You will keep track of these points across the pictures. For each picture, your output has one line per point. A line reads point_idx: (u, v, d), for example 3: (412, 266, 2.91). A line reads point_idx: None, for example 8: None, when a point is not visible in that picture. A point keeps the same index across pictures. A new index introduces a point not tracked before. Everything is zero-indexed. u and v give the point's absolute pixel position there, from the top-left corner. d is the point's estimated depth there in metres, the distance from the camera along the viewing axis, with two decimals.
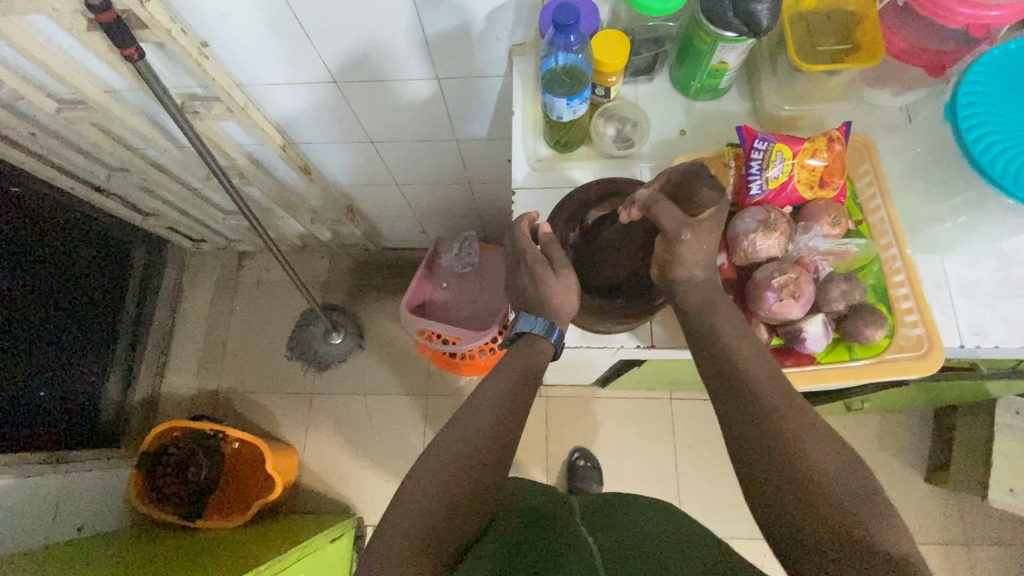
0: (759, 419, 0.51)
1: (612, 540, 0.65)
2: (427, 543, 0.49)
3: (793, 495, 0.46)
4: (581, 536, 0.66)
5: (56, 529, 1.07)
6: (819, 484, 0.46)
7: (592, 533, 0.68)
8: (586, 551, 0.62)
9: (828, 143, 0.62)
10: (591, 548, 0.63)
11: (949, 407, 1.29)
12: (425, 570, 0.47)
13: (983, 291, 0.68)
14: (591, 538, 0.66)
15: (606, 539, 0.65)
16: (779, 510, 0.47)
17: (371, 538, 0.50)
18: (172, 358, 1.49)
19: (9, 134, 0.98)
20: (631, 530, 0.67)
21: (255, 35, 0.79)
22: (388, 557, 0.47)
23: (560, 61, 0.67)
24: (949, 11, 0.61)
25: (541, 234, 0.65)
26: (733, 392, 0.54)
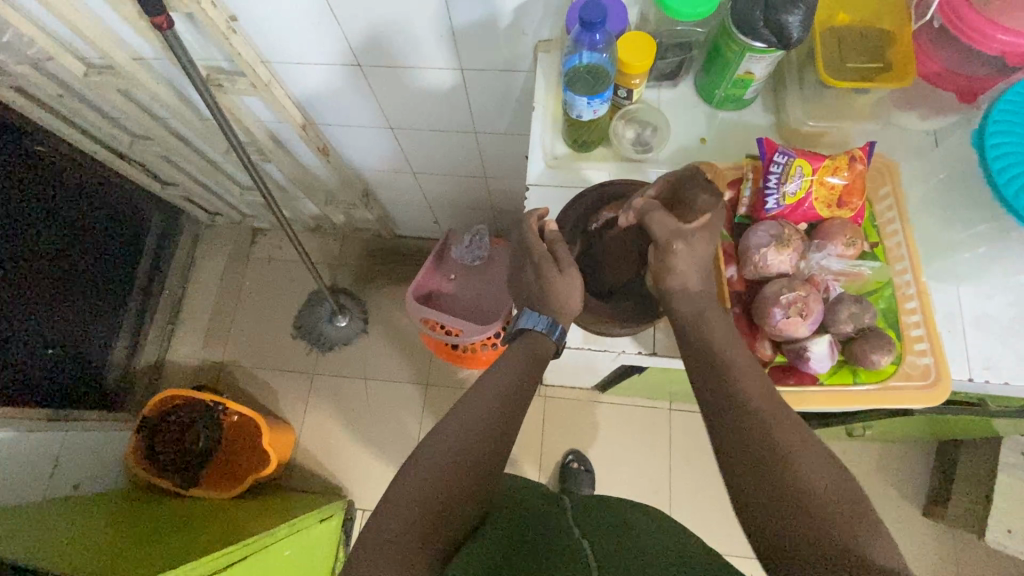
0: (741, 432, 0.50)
1: (602, 540, 0.64)
2: (421, 535, 0.49)
3: (783, 515, 0.45)
4: (570, 535, 0.66)
5: (53, 485, 1.10)
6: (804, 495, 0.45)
7: (582, 531, 0.68)
8: (577, 547, 0.62)
9: (849, 162, 0.61)
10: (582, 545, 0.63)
11: (954, 440, 1.27)
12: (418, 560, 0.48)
13: (997, 325, 0.66)
14: (581, 536, 0.66)
15: (596, 537, 0.65)
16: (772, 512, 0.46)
17: (365, 525, 0.50)
18: (179, 327, 1.51)
19: (37, 94, 1.00)
20: (620, 532, 0.67)
21: (283, 11, 0.79)
22: (381, 547, 0.48)
23: (583, 59, 0.68)
24: (985, 36, 0.59)
25: (548, 231, 0.64)
26: (719, 402, 0.53)
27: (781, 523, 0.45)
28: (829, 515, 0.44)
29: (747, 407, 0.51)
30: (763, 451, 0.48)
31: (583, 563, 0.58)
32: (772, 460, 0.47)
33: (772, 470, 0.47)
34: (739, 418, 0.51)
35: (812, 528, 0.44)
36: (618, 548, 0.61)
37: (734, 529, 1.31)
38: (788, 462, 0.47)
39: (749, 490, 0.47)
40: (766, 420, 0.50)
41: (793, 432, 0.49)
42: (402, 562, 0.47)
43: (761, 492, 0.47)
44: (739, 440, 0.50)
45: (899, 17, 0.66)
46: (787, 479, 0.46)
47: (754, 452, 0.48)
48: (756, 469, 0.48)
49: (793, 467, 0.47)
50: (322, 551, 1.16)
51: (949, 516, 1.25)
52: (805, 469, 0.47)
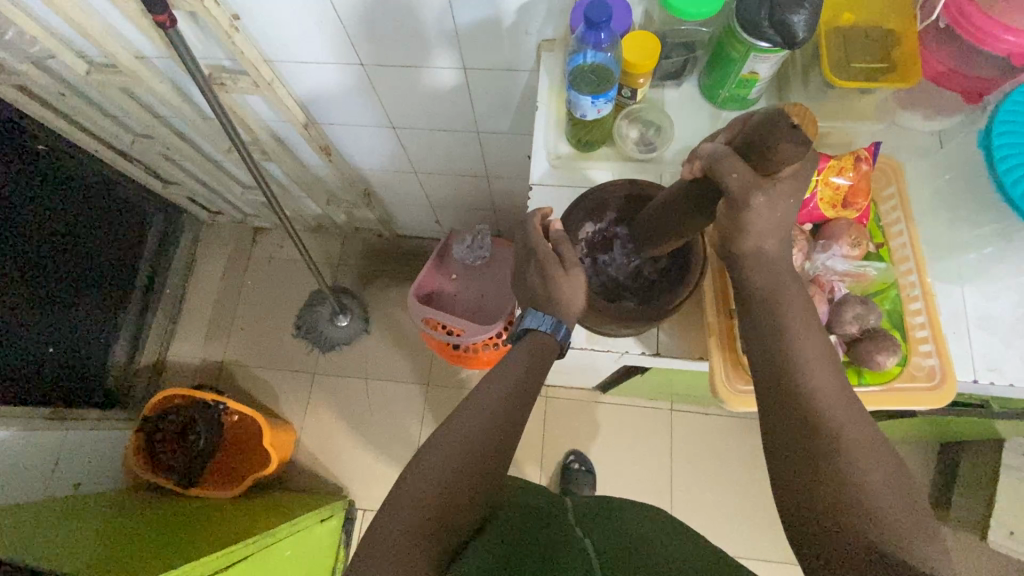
0: (794, 412, 0.48)
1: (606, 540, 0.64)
2: (425, 537, 0.49)
3: (834, 515, 0.44)
4: (575, 536, 0.66)
5: (54, 484, 1.09)
6: (855, 486, 0.44)
7: (587, 532, 0.68)
8: (582, 547, 0.62)
9: (854, 162, 0.61)
10: (586, 545, 0.63)
11: (955, 442, 1.27)
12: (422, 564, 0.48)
13: (1002, 327, 0.66)
14: (586, 537, 0.66)
15: (600, 539, 0.65)
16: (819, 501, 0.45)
17: (370, 525, 0.50)
18: (180, 326, 1.51)
19: (39, 92, 1.00)
20: (623, 531, 0.67)
21: (287, 10, 0.78)
22: (386, 549, 0.47)
23: (588, 59, 0.67)
24: (990, 36, 0.59)
25: (552, 231, 0.64)
26: (777, 392, 0.50)
27: (832, 523, 0.43)
28: (884, 517, 0.43)
29: (807, 403, 0.48)
30: (821, 448, 0.46)
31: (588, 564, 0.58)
32: (829, 459, 0.46)
33: (822, 452, 0.46)
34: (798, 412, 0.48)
35: (865, 530, 0.42)
36: (624, 550, 0.61)
37: (736, 530, 1.31)
38: (845, 461, 0.45)
39: (801, 486, 0.46)
40: (827, 415, 0.48)
41: (852, 425, 0.47)
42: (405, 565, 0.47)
43: (815, 491, 0.45)
44: (792, 435, 0.48)
45: (904, 17, 0.66)
46: (842, 479, 0.45)
47: (806, 440, 0.47)
48: (805, 451, 0.47)
49: (852, 467, 0.45)
50: (322, 552, 1.16)
51: (952, 518, 1.24)
52: (863, 468, 0.45)
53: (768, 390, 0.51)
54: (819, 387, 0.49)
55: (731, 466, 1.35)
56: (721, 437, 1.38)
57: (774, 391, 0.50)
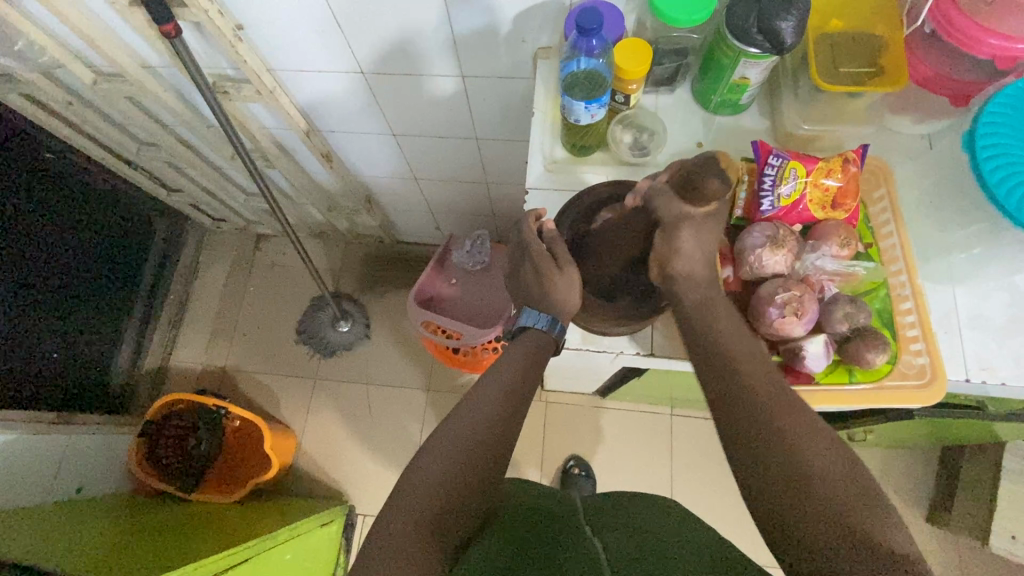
0: (746, 412, 0.51)
1: (614, 538, 0.64)
2: (430, 529, 0.50)
3: (788, 503, 0.45)
4: (584, 535, 0.65)
5: (56, 489, 1.10)
6: (811, 480, 0.46)
7: (595, 531, 0.67)
8: (589, 545, 0.62)
9: (843, 164, 0.63)
10: (594, 544, 0.62)
11: (955, 446, 1.26)
12: (430, 557, 0.49)
13: (993, 326, 0.67)
14: (595, 536, 0.65)
15: (607, 536, 0.65)
16: (777, 494, 0.46)
17: (378, 517, 0.51)
18: (183, 331, 1.53)
19: (46, 101, 1.02)
20: (631, 525, 0.67)
21: (289, 20, 0.81)
22: (393, 542, 0.48)
23: (581, 65, 0.69)
24: (976, 40, 0.61)
25: (546, 231, 0.65)
26: (725, 389, 0.53)
27: (789, 510, 0.45)
28: (840, 506, 0.44)
29: (751, 396, 0.52)
30: (763, 443, 0.49)
31: (595, 561, 0.58)
32: (774, 454, 0.48)
33: (774, 446, 0.48)
34: (749, 420, 0.50)
35: (824, 523, 0.44)
36: (634, 547, 0.60)
37: (736, 534, 1.31)
38: (792, 450, 0.47)
39: (758, 484, 0.48)
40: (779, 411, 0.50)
41: (801, 424, 0.49)
42: (411, 558, 0.48)
43: (759, 484, 0.48)
44: (749, 425, 0.50)
45: (891, 22, 0.68)
46: (798, 475, 0.46)
47: (762, 436, 0.49)
48: (759, 447, 0.49)
49: (805, 460, 0.47)
50: (323, 555, 1.17)
51: (953, 523, 1.24)
52: (813, 461, 0.46)
53: (715, 388, 0.54)
54: (762, 390, 0.51)
55: (730, 470, 1.35)
56: (721, 442, 1.38)
57: (727, 391, 0.53)
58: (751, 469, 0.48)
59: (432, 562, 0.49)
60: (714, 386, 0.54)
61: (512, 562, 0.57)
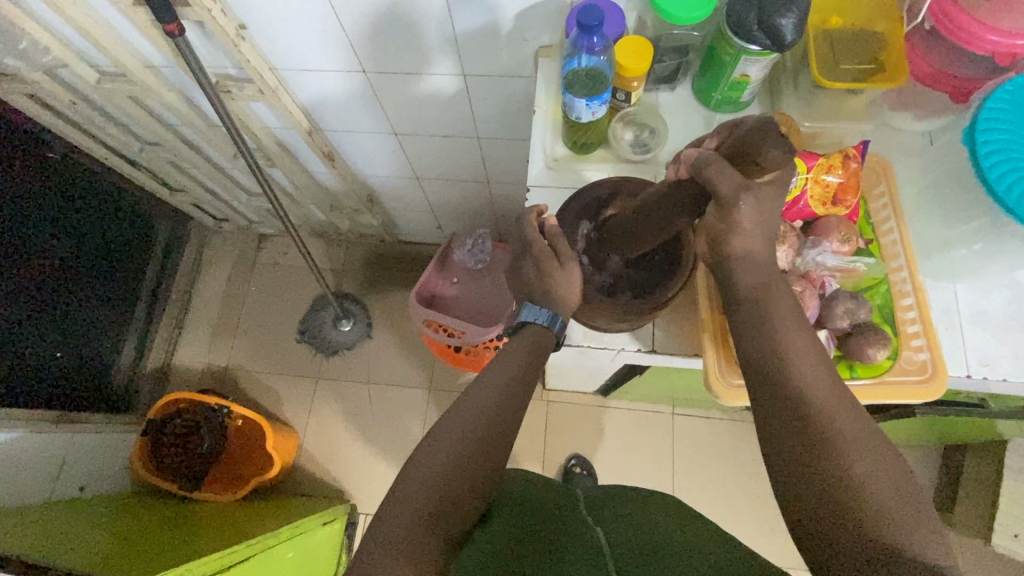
0: (791, 410, 0.48)
1: (616, 530, 0.64)
2: (430, 521, 0.50)
3: (812, 494, 0.45)
4: (586, 527, 0.66)
5: (59, 488, 1.10)
6: (858, 484, 0.44)
7: (598, 522, 0.67)
8: (591, 537, 0.62)
9: (844, 160, 0.63)
10: (596, 536, 0.62)
11: (958, 444, 1.26)
12: (429, 549, 0.49)
13: (994, 322, 0.67)
14: (597, 526, 0.66)
15: (610, 528, 0.65)
16: (821, 498, 0.44)
17: (378, 510, 0.51)
18: (185, 331, 1.53)
19: (51, 101, 1.03)
20: (634, 517, 0.67)
21: (292, 19, 0.81)
22: (393, 534, 0.49)
23: (582, 63, 0.69)
24: (976, 37, 0.61)
25: (548, 227, 0.66)
26: (767, 385, 0.51)
27: (835, 515, 0.43)
28: (886, 513, 0.42)
29: (795, 393, 0.49)
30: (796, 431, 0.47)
31: (597, 553, 0.58)
32: (817, 454, 0.46)
33: (820, 446, 0.46)
34: (793, 418, 0.48)
35: (869, 529, 0.42)
36: (636, 540, 0.60)
37: (737, 533, 1.31)
38: (823, 441, 0.46)
39: (801, 485, 0.46)
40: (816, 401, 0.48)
41: (846, 425, 0.47)
42: (410, 551, 0.48)
43: (788, 478, 0.47)
44: (794, 424, 0.48)
45: (892, 19, 0.68)
46: (843, 479, 0.44)
47: (806, 436, 0.47)
48: (803, 448, 0.47)
49: (851, 462, 0.45)
50: (325, 553, 1.17)
51: (956, 521, 1.24)
52: (861, 464, 0.44)
53: (756, 383, 0.52)
54: (807, 389, 0.49)
55: (732, 469, 1.36)
56: (722, 440, 1.38)
57: (770, 388, 0.51)
58: (796, 470, 0.46)
59: (431, 555, 0.49)
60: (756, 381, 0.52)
61: (515, 556, 0.57)
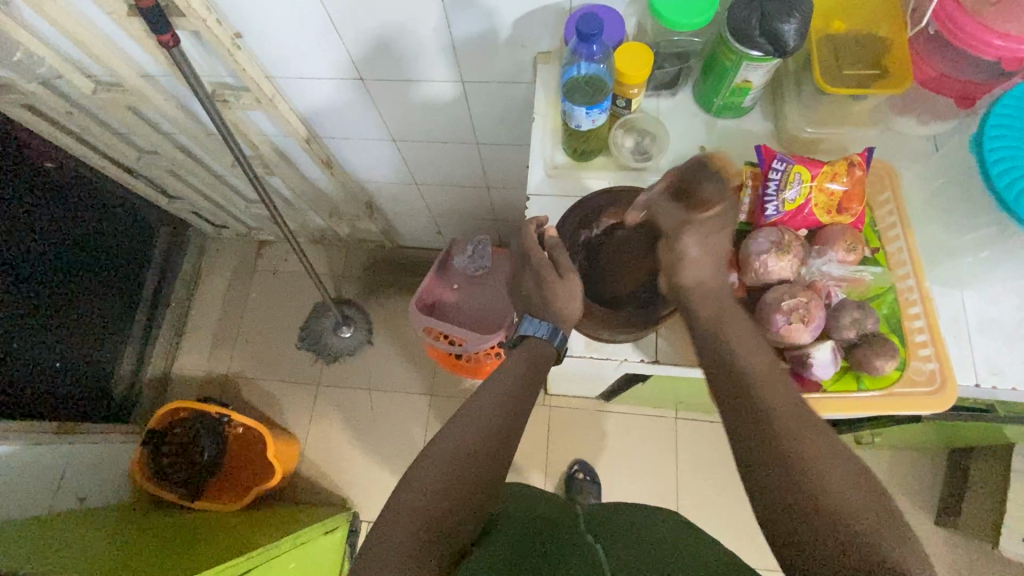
0: (757, 419, 0.50)
1: (616, 545, 0.63)
2: (431, 535, 0.49)
3: (792, 514, 0.44)
4: (586, 542, 0.65)
5: (59, 499, 1.09)
6: (820, 487, 0.45)
7: (599, 537, 0.67)
8: (591, 552, 0.61)
9: (848, 168, 0.62)
10: (597, 551, 0.62)
11: (964, 447, 1.25)
12: (428, 564, 0.48)
13: (1002, 329, 0.66)
14: (596, 542, 0.65)
15: (610, 544, 0.64)
16: (784, 500, 0.45)
17: (378, 519, 0.50)
18: (185, 339, 1.52)
19: (46, 111, 1.02)
20: (634, 534, 0.66)
21: (288, 27, 0.80)
22: (392, 546, 0.48)
23: (582, 70, 0.68)
24: (982, 42, 0.60)
25: (548, 238, 0.65)
26: (733, 395, 0.53)
27: (797, 516, 0.44)
28: (848, 517, 0.43)
29: (761, 402, 0.51)
30: (762, 449, 0.48)
31: (598, 569, 0.57)
32: (780, 460, 0.47)
33: (782, 452, 0.47)
34: (757, 425, 0.50)
35: (832, 531, 0.42)
36: (637, 556, 0.60)
37: (742, 539, 1.30)
38: (798, 462, 0.46)
39: (765, 488, 0.47)
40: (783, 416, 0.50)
41: (811, 432, 0.48)
42: (408, 565, 0.47)
43: (756, 483, 0.48)
44: (756, 432, 0.50)
45: (895, 23, 0.67)
46: (805, 482, 0.45)
47: (768, 443, 0.48)
48: (762, 453, 0.48)
49: (812, 466, 0.46)
50: (327, 562, 1.16)
51: (962, 525, 1.23)
52: (820, 469, 0.46)
53: (726, 392, 0.54)
54: (776, 401, 0.51)
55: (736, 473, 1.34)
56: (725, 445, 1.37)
57: (739, 399, 0.53)
58: (760, 475, 0.48)
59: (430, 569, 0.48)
60: (724, 392, 0.54)
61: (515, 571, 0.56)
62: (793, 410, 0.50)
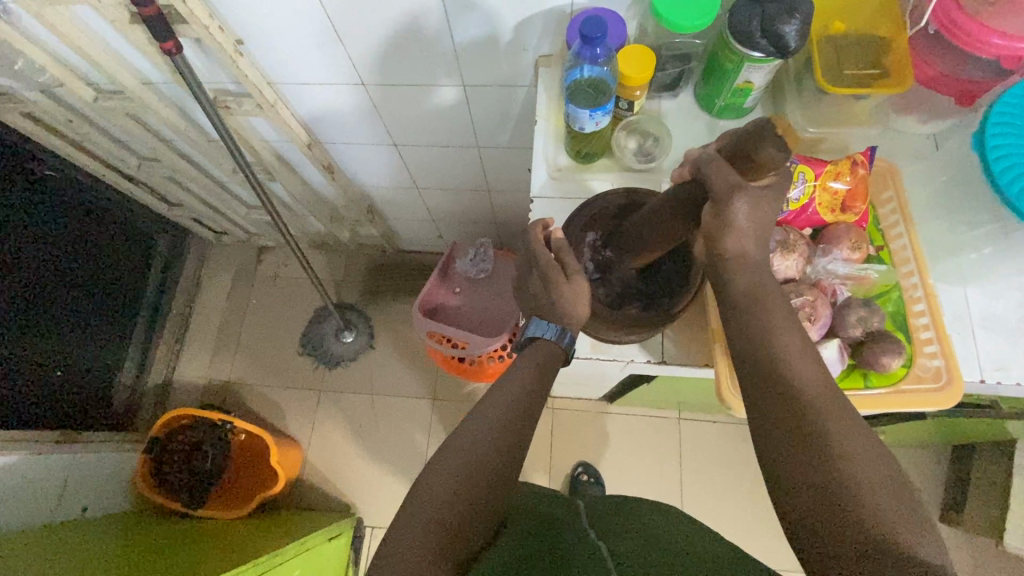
0: (784, 405, 0.47)
1: (621, 541, 0.63)
2: (442, 540, 0.49)
3: (817, 507, 0.42)
4: (590, 539, 0.65)
5: (62, 509, 1.08)
6: (849, 480, 0.42)
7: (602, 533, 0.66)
8: (596, 549, 0.61)
9: (851, 167, 0.62)
10: (602, 548, 0.61)
11: (966, 444, 1.25)
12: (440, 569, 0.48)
13: (1006, 325, 0.66)
14: (599, 538, 0.65)
15: (615, 539, 0.64)
16: (809, 494, 0.43)
17: (390, 526, 0.50)
18: (186, 346, 1.52)
19: (46, 119, 1.02)
20: (639, 529, 0.66)
21: (290, 33, 0.80)
22: (405, 553, 0.48)
23: (585, 73, 0.69)
24: (981, 40, 0.60)
25: (554, 240, 0.65)
26: (759, 376, 0.49)
27: (822, 510, 0.42)
28: (879, 513, 0.41)
29: (790, 385, 0.48)
30: (786, 432, 0.46)
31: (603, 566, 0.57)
32: (807, 449, 0.44)
33: (809, 443, 0.44)
34: (785, 411, 0.47)
35: (861, 527, 0.40)
36: (642, 552, 0.59)
37: (747, 539, 1.30)
38: (826, 452, 0.44)
39: (789, 480, 0.44)
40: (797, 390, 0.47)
41: (841, 421, 0.45)
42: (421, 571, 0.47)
43: (780, 473, 0.45)
44: (782, 419, 0.47)
45: (894, 23, 0.67)
46: (833, 475, 0.43)
47: (795, 430, 0.45)
48: (788, 443, 0.45)
49: (842, 458, 0.43)
50: (332, 569, 1.15)
51: (966, 522, 1.23)
52: (851, 461, 0.43)
53: (751, 372, 0.50)
54: (805, 382, 0.47)
55: (740, 473, 1.34)
56: (728, 446, 1.37)
57: (765, 380, 0.49)
58: (785, 466, 0.45)
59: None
60: (747, 370, 0.50)
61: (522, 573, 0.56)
62: (822, 395, 0.47)
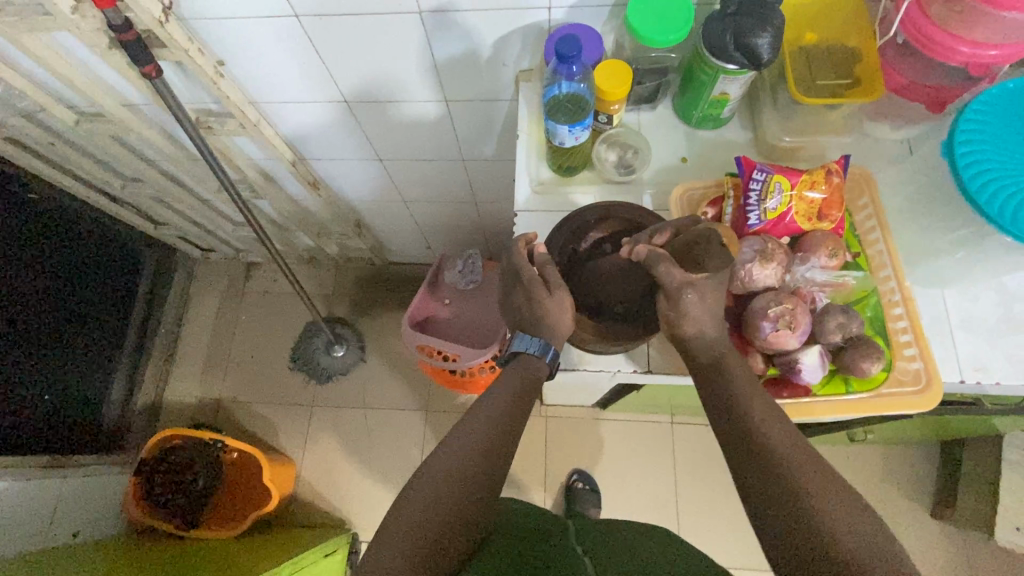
0: (747, 429, 0.53)
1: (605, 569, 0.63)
2: (422, 558, 0.49)
3: (778, 519, 0.47)
4: (573, 561, 0.65)
5: (52, 534, 1.07)
6: (803, 494, 0.47)
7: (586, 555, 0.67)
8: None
9: (826, 176, 0.63)
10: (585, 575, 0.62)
11: (955, 439, 1.27)
12: None
13: (983, 326, 0.68)
14: (583, 558, 0.66)
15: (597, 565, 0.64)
16: (771, 509, 0.48)
17: (370, 544, 0.50)
18: (176, 364, 1.51)
19: (28, 143, 1.01)
20: (622, 556, 0.67)
21: (270, 53, 0.80)
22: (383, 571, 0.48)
23: (562, 89, 0.69)
24: (948, 49, 0.62)
25: (537, 255, 0.66)
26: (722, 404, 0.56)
27: (781, 520, 0.47)
28: (835, 524, 0.45)
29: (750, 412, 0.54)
30: (749, 454, 0.51)
31: None
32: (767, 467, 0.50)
33: (766, 460, 0.50)
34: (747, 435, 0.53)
35: (815, 536, 0.45)
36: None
37: (742, 541, 1.30)
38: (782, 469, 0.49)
39: (754, 495, 0.50)
40: (756, 420, 0.53)
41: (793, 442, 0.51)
42: None
43: (747, 491, 0.51)
44: (744, 440, 0.53)
45: (864, 33, 0.69)
46: (791, 490, 0.48)
47: (755, 452, 0.51)
48: (751, 463, 0.51)
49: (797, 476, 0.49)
50: None
51: (957, 517, 1.24)
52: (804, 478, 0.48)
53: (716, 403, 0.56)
54: (760, 408, 0.54)
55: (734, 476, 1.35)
56: (721, 449, 1.37)
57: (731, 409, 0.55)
58: (751, 485, 0.50)
59: None
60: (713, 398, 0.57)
61: None
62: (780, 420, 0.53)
